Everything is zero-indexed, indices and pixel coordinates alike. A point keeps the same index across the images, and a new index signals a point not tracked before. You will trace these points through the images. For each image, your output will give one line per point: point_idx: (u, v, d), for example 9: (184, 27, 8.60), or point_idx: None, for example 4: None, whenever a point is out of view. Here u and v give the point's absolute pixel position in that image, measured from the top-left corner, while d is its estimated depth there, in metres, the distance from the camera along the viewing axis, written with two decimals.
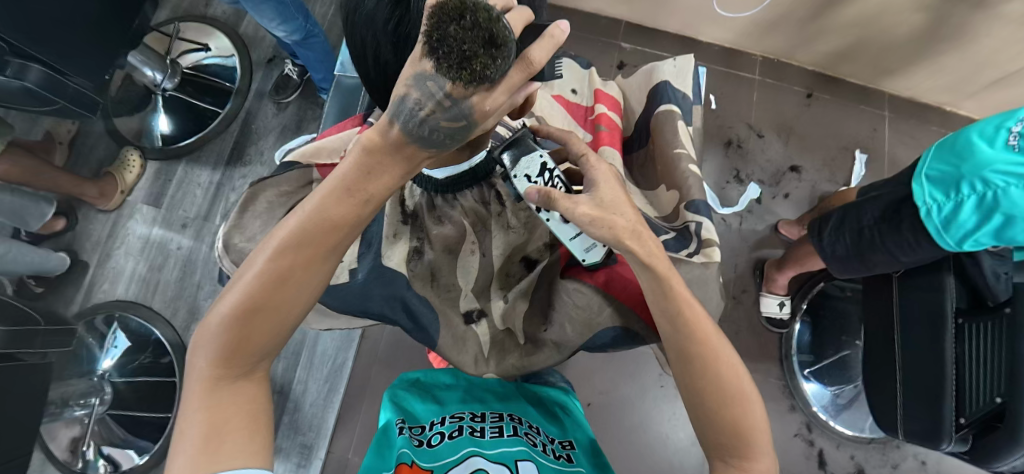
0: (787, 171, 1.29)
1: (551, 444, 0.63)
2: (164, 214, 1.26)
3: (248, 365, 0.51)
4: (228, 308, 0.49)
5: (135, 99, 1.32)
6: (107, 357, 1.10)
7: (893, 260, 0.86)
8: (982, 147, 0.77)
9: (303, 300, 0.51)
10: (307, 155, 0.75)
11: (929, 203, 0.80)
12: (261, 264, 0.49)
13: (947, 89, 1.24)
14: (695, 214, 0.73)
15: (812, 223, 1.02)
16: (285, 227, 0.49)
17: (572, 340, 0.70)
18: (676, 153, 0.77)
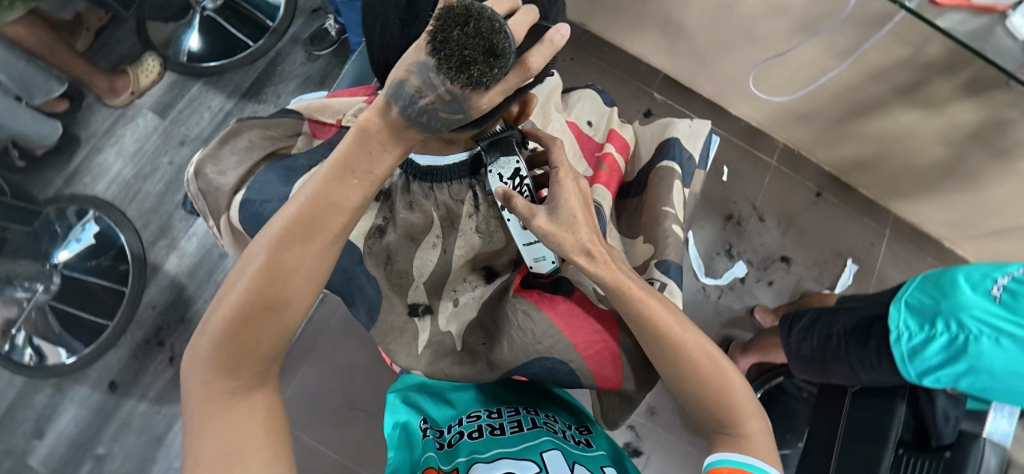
0: (777, 260, 1.29)
1: (569, 431, 0.70)
2: (166, 126, 1.25)
3: (259, 372, 0.49)
4: (229, 311, 0.47)
5: (175, 8, 1.31)
6: (66, 249, 1.09)
7: (852, 375, 0.86)
8: (965, 290, 0.77)
9: (309, 289, 0.50)
10: (312, 108, 0.79)
11: (901, 329, 0.79)
12: (264, 258, 0.47)
13: (951, 225, 1.25)
14: (662, 274, 0.73)
15: (785, 316, 1.01)
16: (282, 215, 0.48)
17: (506, 361, 0.72)
18: (664, 210, 0.78)
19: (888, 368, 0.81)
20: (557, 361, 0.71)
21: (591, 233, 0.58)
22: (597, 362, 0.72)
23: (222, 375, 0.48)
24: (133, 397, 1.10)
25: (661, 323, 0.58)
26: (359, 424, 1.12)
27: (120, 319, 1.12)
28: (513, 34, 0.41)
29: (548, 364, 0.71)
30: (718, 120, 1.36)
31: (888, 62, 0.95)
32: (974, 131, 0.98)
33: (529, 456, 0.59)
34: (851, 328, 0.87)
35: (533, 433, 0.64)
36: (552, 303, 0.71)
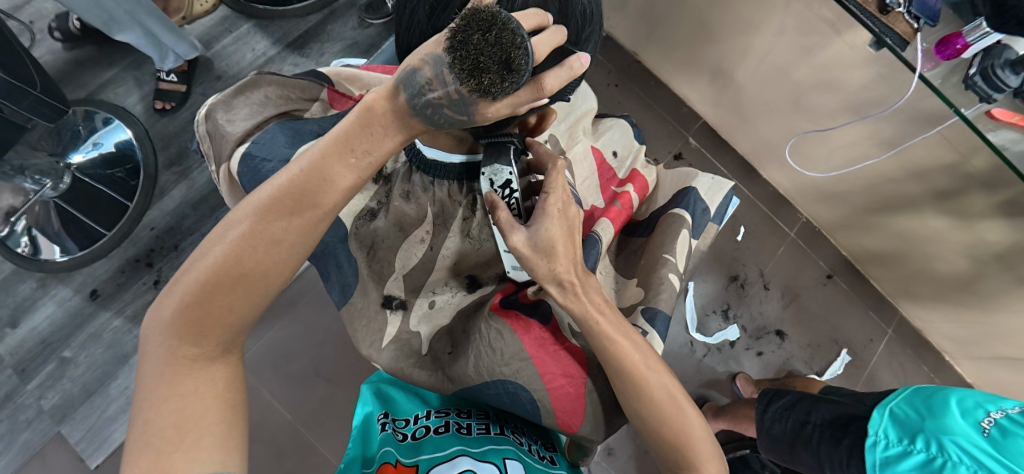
0: (771, 333, 1.27)
1: (536, 445, 0.70)
2: (207, 58, 1.26)
3: (223, 340, 0.50)
4: (204, 275, 0.47)
5: None
6: (82, 153, 1.11)
7: (819, 468, 0.85)
8: (954, 413, 0.74)
9: (287, 266, 0.51)
10: (342, 76, 0.82)
11: (880, 435, 0.78)
12: (250, 223, 0.48)
13: (956, 341, 1.21)
14: (645, 322, 0.71)
15: (765, 390, 0.98)
16: (277, 181, 0.50)
17: (470, 378, 0.69)
18: (663, 257, 0.76)
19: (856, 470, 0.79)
20: (523, 390, 0.69)
21: (568, 265, 0.58)
22: (561, 398, 0.69)
23: (186, 341, 0.48)
24: (109, 310, 1.11)
25: (628, 361, 0.57)
26: (319, 391, 1.11)
27: (117, 232, 1.12)
28: (534, 52, 0.41)
29: (510, 388, 0.69)
30: (746, 181, 1.33)
31: (930, 164, 0.93)
32: (1002, 253, 0.95)
33: (490, 460, 0.60)
34: (830, 420, 0.85)
35: (499, 440, 0.65)
36: (526, 328, 0.70)
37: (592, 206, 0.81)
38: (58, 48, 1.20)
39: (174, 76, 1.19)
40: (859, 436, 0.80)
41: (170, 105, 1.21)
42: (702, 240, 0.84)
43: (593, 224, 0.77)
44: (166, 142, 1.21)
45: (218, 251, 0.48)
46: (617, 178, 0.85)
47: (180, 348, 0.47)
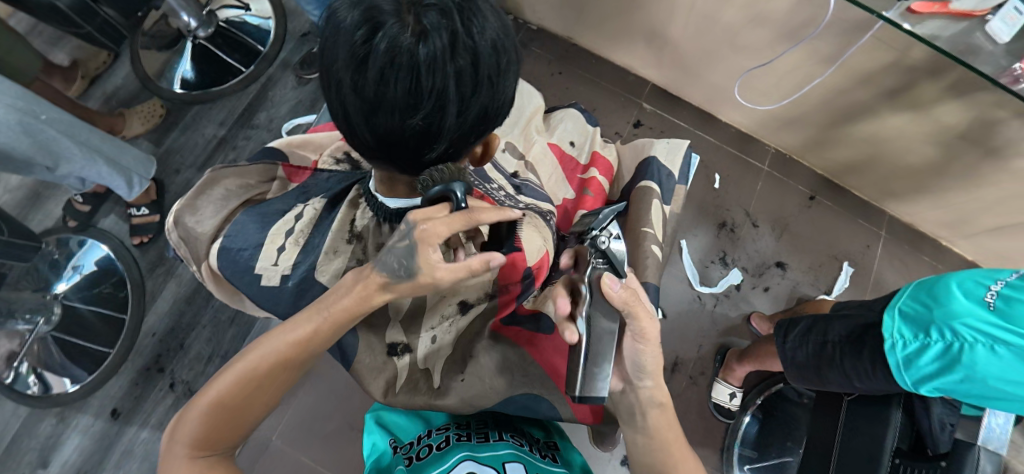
0: (772, 266, 1.29)
1: (538, 446, 0.72)
2: (161, 155, 1.26)
3: (230, 440, 0.56)
4: (205, 409, 0.54)
5: (169, 38, 1.30)
6: (64, 281, 1.12)
7: (848, 383, 0.87)
8: (958, 297, 0.77)
9: (272, 404, 0.58)
10: (293, 145, 0.86)
11: (896, 337, 0.79)
12: (244, 369, 0.55)
13: (947, 224, 1.24)
14: (642, 298, 0.74)
15: (778, 323, 1.01)
16: (270, 342, 0.57)
17: (488, 397, 0.74)
18: (642, 231, 0.79)
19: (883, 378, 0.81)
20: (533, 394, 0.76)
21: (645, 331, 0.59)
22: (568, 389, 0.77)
23: (200, 445, 0.54)
24: (134, 425, 1.11)
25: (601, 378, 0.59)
26: (359, 444, 1.12)
27: (121, 346, 1.13)
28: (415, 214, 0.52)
29: (523, 401, 0.75)
30: (708, 129, 1.36)
31: (872, 67, 0.95)
32: (964, 132, 0.98)
33: (491, 462, 0.62)
34: (847, 334, 0.88)
35: (498, 444, 0.67)
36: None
37: (564, 200, 0.84)
38: (13, 187, 1.20)
39: (145, 209, 1.19)
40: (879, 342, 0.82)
41: (147, 237, 1.20)
42: (675, 205, 0.86)
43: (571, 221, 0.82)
44: (144, 246, 1.21)
45: (237, 374, 0.55)
46: (580, 165, 0.87)
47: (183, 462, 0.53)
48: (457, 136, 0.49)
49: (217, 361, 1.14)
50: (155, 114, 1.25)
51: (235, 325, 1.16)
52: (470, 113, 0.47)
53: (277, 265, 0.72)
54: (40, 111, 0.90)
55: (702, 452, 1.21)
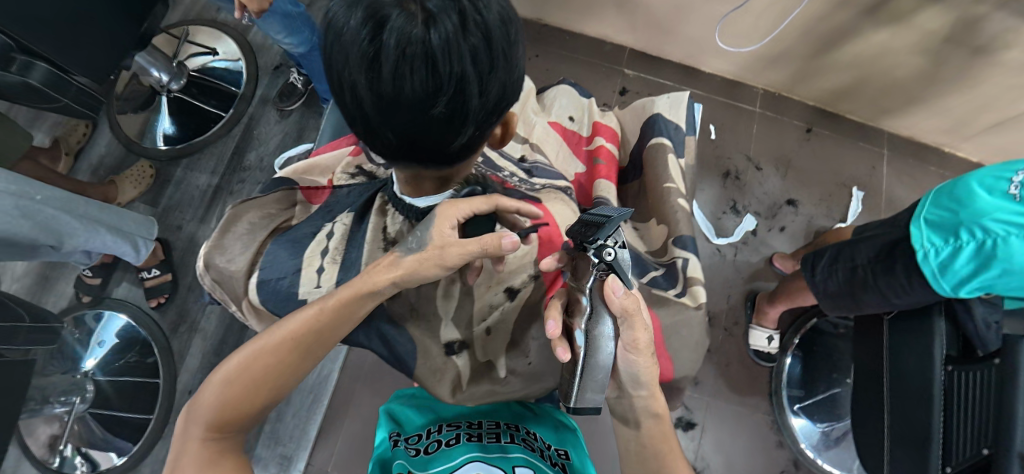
0: (784, 205, 1.29)
1: (548, 451, 0.63)
2: (160, 214, 1.25)
3: (240, 428, 0.54)
4: (223, 382, 0.54)
5: (143, 97, 1.29)
6: (91, 356, 1.10)
7: (885, 301, 0.87)
8: (980, 195, 0.77)
9: (290, 383, 0.57)
10: (299, 172, 0.84)
11: (927, 247, 0.79)
12: (266, 342, 0.55)
13: (945, 131, 1.24)
14: (682, 250, 0.75)
15: (806, 256, 1.02)
16: (294, 318, 0.57)
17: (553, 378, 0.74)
18: (666, 186, 0.78)
19: (921, 289, 0.81)
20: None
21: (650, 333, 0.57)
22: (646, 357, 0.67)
23: (212, 427, 0.53)
24: None
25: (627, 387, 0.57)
26: None
27: (160, 410, 1.12)
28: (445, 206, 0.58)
29: None
30: (694, 83, 1.35)
31: None
32: (948, 35, 0.97)
33: (501, 465, 0.57)
34: (876, 254, 0.88)
35: (512, 446, 0.61)
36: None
37: (577, 174, 0.83)
38: (20, 274, 1.18)
39: (156, 270, 1.17)
40: (910, 256, 0.82)
41: (163, 298, 1.19)
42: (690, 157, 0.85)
43: (592, 190, 0.81)
44: (162, 307, 1.20)
45: (254, 351, 0.55)
46: (584, 138, 0.87)
47: (198, 440, 0.52)
48: (481, 120, 0.48)
49: None
50: (145, 175, 1.24)
51: None
52: (490, 92, 0.46)
53: (319, 286, 0.71)
54: (34, 191, 0.88)
55: (752, 400, 1.22)
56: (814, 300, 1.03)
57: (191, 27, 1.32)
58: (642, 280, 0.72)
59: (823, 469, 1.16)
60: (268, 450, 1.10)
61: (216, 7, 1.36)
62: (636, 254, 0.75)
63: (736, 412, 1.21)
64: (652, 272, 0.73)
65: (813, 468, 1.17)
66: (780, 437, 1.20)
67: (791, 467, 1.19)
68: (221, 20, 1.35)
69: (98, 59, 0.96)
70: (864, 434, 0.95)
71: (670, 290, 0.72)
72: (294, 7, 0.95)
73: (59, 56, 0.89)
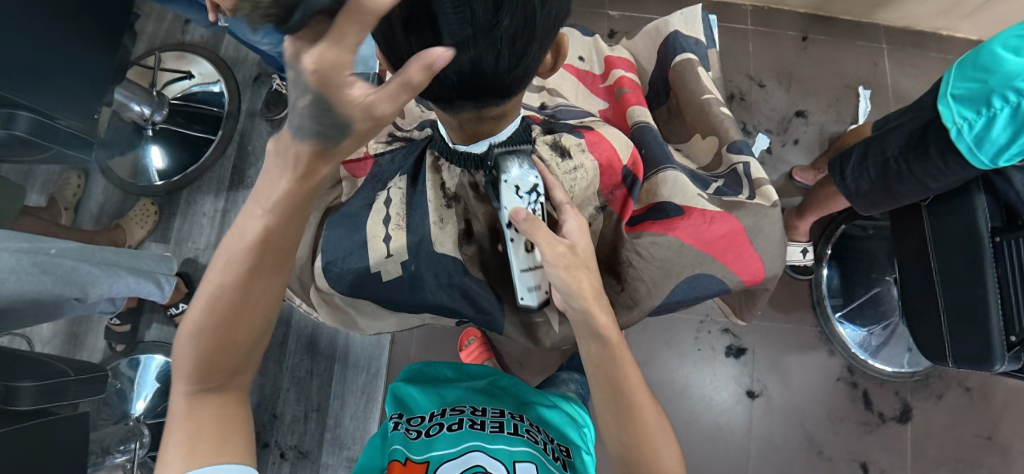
0: (793, 117, 1.27)
1: (550, 444, 0.70)
2: (174, 248, 1.22)
3: (226, 375, 0.52)
4: (190, 331, 0.51)
5: (126, 138, 1.24)
6: (140, 399, 1.12)
7: (923, 188, 0.86)
8: (1007, 58, 0.74)
9: (259, 309, 0.51)
10: None
11: (960, 122, 0.78)
12: (213, 278, 0.50)
13: (941, 14, 1.22)
14: (740, 155, 0.72)
15: (833, 161, 1.02)
16: (231, 238, 0.50)
17: (651, 300, 0.68)
18: (705, 99, 0.76)
19: (959, 166, 0.80)
20: (704, 275, 0.68)
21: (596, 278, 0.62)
22: (735, 260, 0.68)
23: (197, 381, 0.51)
24: None
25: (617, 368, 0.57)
26: None
27: None
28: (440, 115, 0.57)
29: (693, 286, 0.68)
30: None
31: None
32: None
33: (503, 461, 0.62)
34: (906, 143, 0.87)
35: (513, 438, 0.66)
36: (671, 225, 0.67)
37: (601, 111, 0.81)
38: (48, 336, 1.15)
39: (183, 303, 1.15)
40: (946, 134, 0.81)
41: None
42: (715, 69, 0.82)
43: (628, 118, 0.77)
44: None
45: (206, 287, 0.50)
46: (598, 76, 0.83)
47: (187, 398, 0.51)
48: (543, 38, 0.46)
49: (315, 417, 1.13)
50: (149, 212, 1.21)
51: (316, 377, 1.14)
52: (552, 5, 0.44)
53: (391, 254, 0.71)
54: (47, 246, 0.85)
55: (796, 315, 1.23)
56: (847, 203, 1.04)
57: (159, 53, 1.26)
58: (710, 191, 0.71)
59: (876, 369, 1.17)
60: (335, 456, 1.11)
61: (180, 29, 1.31)
62: (690, 172, 0.74)
63: (782, 330, 1.22)
64: (713, 185, 0.72)
65: (867, 370, 1.18)
66: (830, 346, 1.20)
67: (845, 373, 1.19)
68: (189, 41, 1.30)
69: (78, 99, 0.91)
70: (913, 324, 0.95)
71: (741, 195, 0.70)
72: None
73: (41, 102, 0.87)
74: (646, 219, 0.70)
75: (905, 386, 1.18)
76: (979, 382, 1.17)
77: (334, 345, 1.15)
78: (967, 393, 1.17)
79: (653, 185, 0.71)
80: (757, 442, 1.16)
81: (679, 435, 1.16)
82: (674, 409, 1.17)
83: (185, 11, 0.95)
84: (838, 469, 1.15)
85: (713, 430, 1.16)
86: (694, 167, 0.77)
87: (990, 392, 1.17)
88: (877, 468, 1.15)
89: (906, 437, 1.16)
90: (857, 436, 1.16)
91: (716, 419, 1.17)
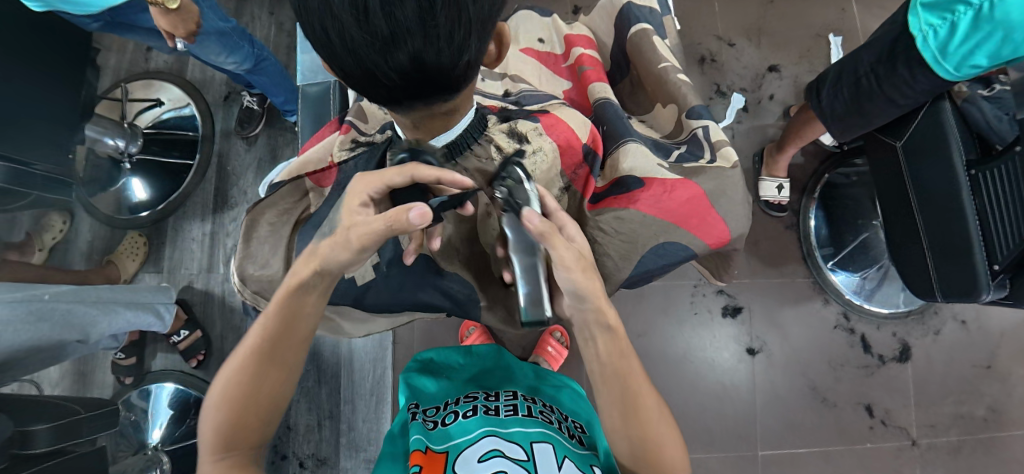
0: (766, 73, 1.27)
1: (566, 422, 0.72)
2: (167, 276, 1.23)
3: (246, 453, 0.54)
4: (217, 415, 0.52)
5: (106, 172, 1.24)
6: (155, 428, 1.14)
7: (893, 105, 0.87)
8: None
9: (284, 386, 0.55)
10: (294, 171, 0.75)
11: (926, 30, 0.79)
12: (240, 363, 0.53)
13: None
14: (699, 120, 0.72)
15: (813, 87, 1.05)
16: (256, 327, 0.53)
17: (621, 273, 0.68)
18: (661, 68, 0.76)
19: (925, 77, 0.81)
20: (668, 242, 0.67)
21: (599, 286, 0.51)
22: (700, 226, 0.67)
23: (218, 469, 0.52)
24: None
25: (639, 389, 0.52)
26: None
27: None
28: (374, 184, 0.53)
29: (668, 251, 0.68)
30: None
31: None
32: None
33: (518, 442, 0.63)
34: (878, 59, 0.88)
35: (526, 420, 0.68)
36: (632, 198, 0.67)
37: (565, 92, 0.81)
38: (57, 378, 1.16)
39: (185, 331, 1.14)
40: (921, 67, 0.80)
41: (202, 355, 1.17)
42: (672, 36, 0.83)
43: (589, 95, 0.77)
44: (204, 364, 1.18)
45: (235, 368, 0.53)
46: (560, 56, 0.83)
47: None
48: (480, 34, 0.46)
49: (329, 424, 1.14)
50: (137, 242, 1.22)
51: (325, 385, 1.16)
52: None
53: (361, 260, 0.69)
54: (40, 291, 0.86)
55: (789, 269, 1.23)
56: (825, 129, 1.05)
57: (126, 84, 1.27)
58: (670, 159, 0.71)
59: (871, 312, 1.19)
60: (352, 459, 1.13)
61: (144, 57, 1.30)
62: (649, 142, 0.74)
63: (776, 285, 1.23)
64: (674, 152, 0.72)
65: (862, 314, 1.20)
66: (825, 296, 1.21)
67: (843, 320, 1.21)
68: (154, 69, 1.29)
69: (52, 140, 0.91)
70: (899, 264, 0.96)
71: (701, 161, 0.70)
72: (224, 23, 0.89)
73: (15, 152, 0.86)
74: (608, 194, 0.70)
75: (902, 326, 1.20)
76: (974, 314, 1.19)
77: (338, 352, 1.17)
78: (964, 326, 1.19)
79: (614, 160, 0.71)
80: (762, 397, 1.18)
81: (686, 400, 1.18)
82: (679, 375, 1.19)
83: (147, 42, 0.94)
84: (845, 414, 1.17)
85: (720, 391, 1.18)
86: (658, 136, 0.77)
87: (986, 322, 1.18)
88: (882, 409, 1.17)
89: (908, 375, 1.18)
90: (859, 380, 1.18)
91: (721, 380, 1.18)
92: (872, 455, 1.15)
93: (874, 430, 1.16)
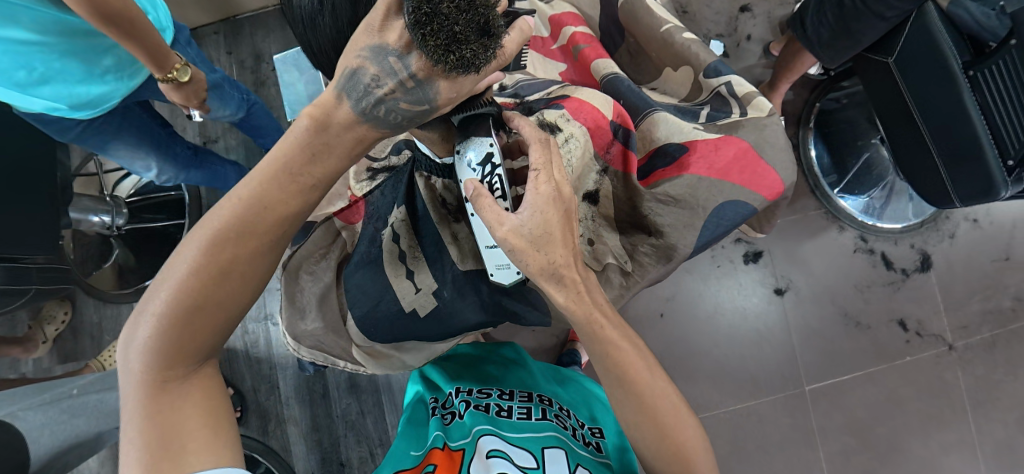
0: (740, 14, 1.25)
1: (581, 430, 0.70)
2: None
3: (194, 360, 0.48)
4: (162, 309, 0.45)
5: (99, 250, 1.20)
6: None
7: (881, 20, 0.84)
8: None
9: (243, 298, 0.48)
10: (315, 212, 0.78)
11: None
12: (194, 258, 0.45)
13: None
14: (719, 77, 0.72)
15: (791, 20, 1.04)
16: (218, 214, 0.45)
17: (683, 247, 0.68)
18: (665, 30, 0.76)
19: None
20: (728, 202, 0.67)
21: (567, 257, 0.53)
22: (751, 179, 0.67)
23: (156, 366, 0.46)
24: None
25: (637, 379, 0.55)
26: None
27: None
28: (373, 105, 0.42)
29: (732, 209, 0.67)
30: None
31: None
32: None
33: (529, 448, 0.63)
34: None
35: (540, 423, 0.67)
36: (683, 166, 0.66)
37: (564, 75, 0.80)
38: (97, 466, 1.13)
39: None
40: None
41: (238, 412, 1.14)
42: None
43: (593, 73, 0.76)
44: (242, 421, 1.16)
45: (193, 263, 0.45)
46: (547, 38, 0.81)
47: (148, 386, 0.46)
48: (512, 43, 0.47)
49: (382, 451, 1.14)
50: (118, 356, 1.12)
51: (369, 414, 1.15)
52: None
53: (420, 289, 0.70)
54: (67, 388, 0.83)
55: (800, 204, 1.23)
56: (814, 59, 1.05)
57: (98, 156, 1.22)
58: (701, 121, 0.71)
59: (887, 230, 1.20)
60: None
61: None
62: (674, 108, 0.73)
63: (793, 222, 1.23)
64: (702, 113, 0.72)
65: (878, 234, 1.20)
66: (839, 223, 1.22)
67: (860, 243, 1.21)
68: None
69: (37, 231, 0.88)
70: (910, 179, 0.97)
71: (733, 115, 0.70)
72: (214, 75, 0.85)
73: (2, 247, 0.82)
74: (653, 169, 0.69)
75: (918, 237, 1.21)
76: (984, 211, 1.20)
77: (375, 378, 1.15)
78: (976, 224, 1.20)
79: (646, 132, 0.71)
80: (797, 334, 1.19)
81: (720, 354, 1.18)
82: (710, 330, 1.19)
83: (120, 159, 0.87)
84: (881, 333, 1.18)
85: (754, 336, 1.19)
86: (675, 101, 0.77)
87: (998, 216, 1.20)
88: (915, 321, 1.18)
89: (933, 282, 1.20)
90: (887, 297, 1.19)
91: (754, 326, 1.19)
92: (914, 368, 1.17)
93: (911, 343, 1.18)
